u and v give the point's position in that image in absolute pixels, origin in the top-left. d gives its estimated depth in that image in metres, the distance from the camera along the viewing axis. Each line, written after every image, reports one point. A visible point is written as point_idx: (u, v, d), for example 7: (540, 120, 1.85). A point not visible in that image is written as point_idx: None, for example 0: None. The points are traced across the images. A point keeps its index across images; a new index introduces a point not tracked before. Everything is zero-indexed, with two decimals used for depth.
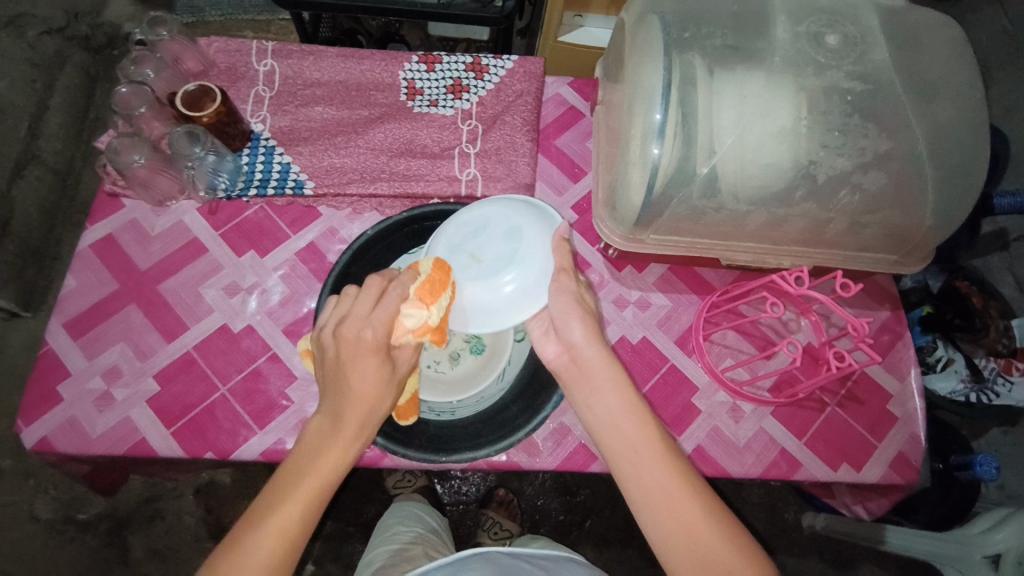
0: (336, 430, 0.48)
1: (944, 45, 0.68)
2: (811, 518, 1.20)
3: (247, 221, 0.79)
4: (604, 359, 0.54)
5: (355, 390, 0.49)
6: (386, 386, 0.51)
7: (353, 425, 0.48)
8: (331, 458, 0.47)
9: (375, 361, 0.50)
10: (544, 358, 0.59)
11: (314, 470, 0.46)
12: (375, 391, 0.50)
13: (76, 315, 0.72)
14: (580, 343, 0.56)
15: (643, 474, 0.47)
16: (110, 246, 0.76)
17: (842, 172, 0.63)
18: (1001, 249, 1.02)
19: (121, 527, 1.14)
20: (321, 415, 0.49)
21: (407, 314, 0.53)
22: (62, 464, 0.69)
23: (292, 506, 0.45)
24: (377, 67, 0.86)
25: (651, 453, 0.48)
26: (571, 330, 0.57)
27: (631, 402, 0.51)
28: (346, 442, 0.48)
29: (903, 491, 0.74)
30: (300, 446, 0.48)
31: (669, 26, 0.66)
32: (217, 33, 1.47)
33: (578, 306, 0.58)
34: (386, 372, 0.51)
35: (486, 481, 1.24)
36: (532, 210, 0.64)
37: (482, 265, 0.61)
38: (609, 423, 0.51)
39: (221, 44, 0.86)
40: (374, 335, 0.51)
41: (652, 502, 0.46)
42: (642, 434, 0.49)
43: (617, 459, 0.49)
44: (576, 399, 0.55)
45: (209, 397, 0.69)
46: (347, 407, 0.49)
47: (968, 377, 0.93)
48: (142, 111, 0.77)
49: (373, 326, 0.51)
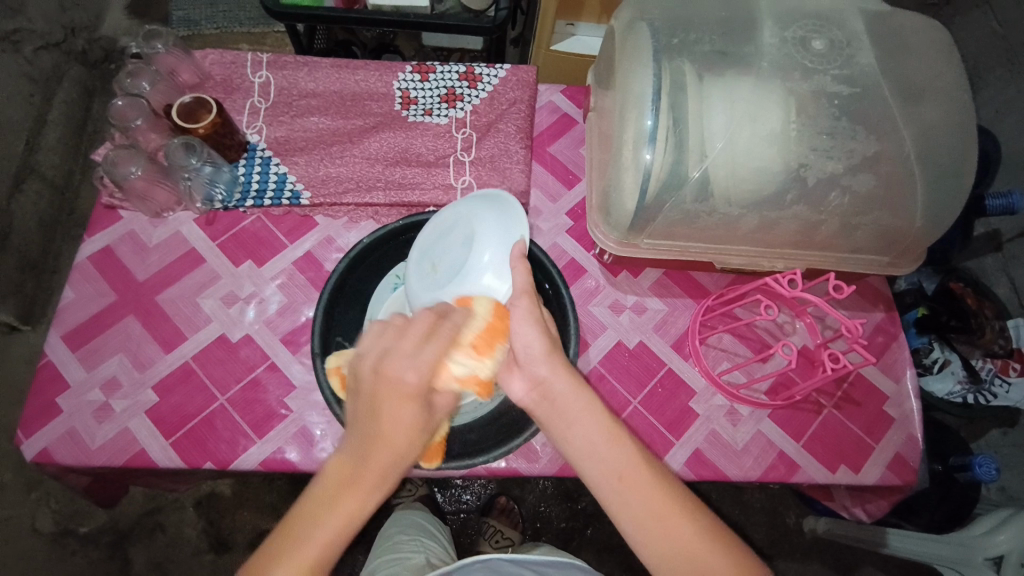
0: (357, 479, 0.45)
1: (929, 48, 0.69)
2: (812, 522, 1.20)
3: (244, 231, 0.79)
4: (576, 389, 0.52)
5: (388, 439, 0.46)
6: (418, 436, 0.47)
7: (379, 471, 0.45)
8: (350, 506, 0.45)
9: (413, 409, 0.47)
10: (511, 396, 0.54)
11: (331, 518, 0.44)
12: (407, 444, 0.46)
13: (74, 328, 0.72)
14: (550, 376, 0.53)
15: (634, 500, 0.47)
16: (108, 257, 0.76)
17: (833, 174, 0.64)
18: (996, 250, 1.02)
19: (121, 540, 1.13)
20: (348, 457, 0.46)
21: (459, 362, 0.51)
22: (61, 477, 0.69)
23: (301, 558, 0.43)
24: (372, 77, 0.87)
25: (639, 478, 0.48)
26: (537, 363, 0.54)
27: (609, 426, 0.50)
28: (369, 489, 0.45)
29: (903, 493, 0.74)
30: (318, 489, 0.46)
31: (657, 33, 0.66)
32: (212, 46, 1.48)
33: (544, 333, 0.55)
34: (419, 420, 0.47)
35: (486, 488, 1.24)
36: (492, 210, 0.67)
37: (440, 270, 0.66)
38: (591, 454, 0.49)
39: (216, 57, 0.87)
40: (415, 380, 0.47)
41: (645, 528, 0.46)
42: (626, 458, 0.48)
43: (605, 490, 0.48)
44: (551, 435, 0.52)
45: (207, 407, 0.69)
46: (375, 453, 0.45)
47: (964, 378, 0.93)
48: (138, 124, 0.78)
49: (417, 370, 0.48)
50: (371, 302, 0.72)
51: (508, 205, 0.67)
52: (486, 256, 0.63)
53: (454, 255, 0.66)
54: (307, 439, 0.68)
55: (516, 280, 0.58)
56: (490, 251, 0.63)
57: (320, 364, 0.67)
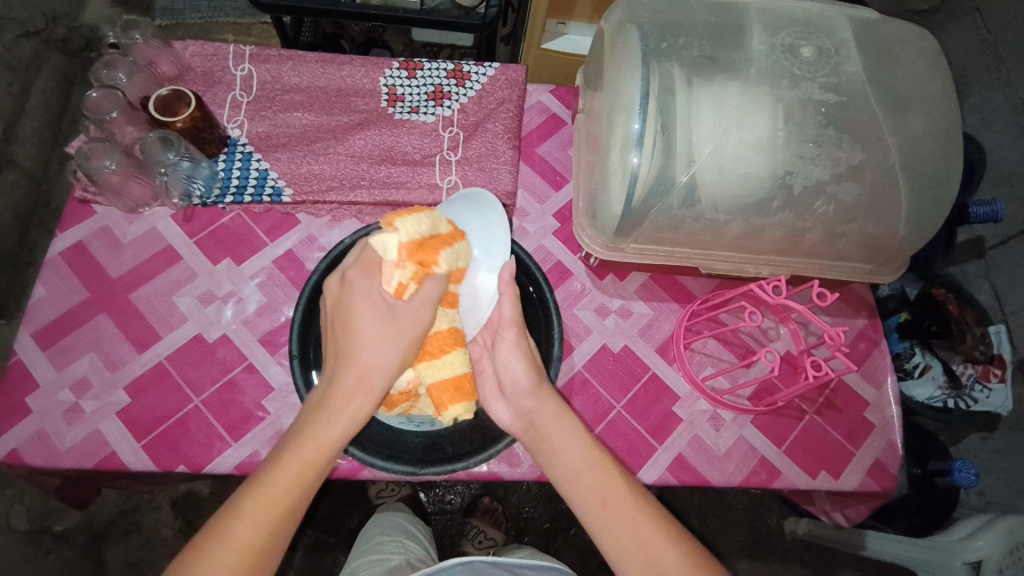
0: (324, 405, 0.49)
1: (916, 58, 0.69)
2: (793, 522, 1.23)
3: (223, 228, 0.77)
4: (562, 418, 0.54)
5: (350, 349, 0.50)
6: (378, 336, 0.50)
7: (347, 386, 0.49)
8: (317, 436, 0.47)
9: (364, 306, 0.51)
10: (500, 424, 0.58)
11: (296, 452, 0.47)
12: (363, 349, 0.50)
13: (44, 326, 0.70)
14: (535, 405, 0.55)
15: (617, 523, 0.48)
16: (80, 254, 0.74)
17: (819, 182, 0.64)
18: (977, 258, 1.03)
19: (96, 540, 1.11)
20: (321, 388, 0.50)
21: (384, 246, 0.54)
22: (30, 478, 0.67)
23: (274, 491, 0.46)
24: (358, 73, 0.85)
25: (622, 503, 0.49)
26: (520, 397, 0.56)
27: (594, 454, 0.52)
28: (336, 409, 0.48)
29: (881, 498, 0.75)
30: (295, 426, 0.50)
31: (647, 37, 0.66)
32: (196, 36, 1.46)
33: (530, 364, 0.57)
34: (371, 315, 0.51)
35: (470, 489, 1.22)
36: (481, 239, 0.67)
37: None
38: (575, 482, 0.51)
39: (197, 48, 0.84)
40: (353, 272, 0.53)
41: (627, 552, 0.48)
42: (609, 485, 0.50)
43: (590, 515, 0.49)
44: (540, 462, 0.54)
45: (182, 409, 0.67)
46: (339, 369, 0.50)
47: (945, 384, 0.94)
48: (114, 115, 0.75)
49: (358, 270, 0.53)
50: None
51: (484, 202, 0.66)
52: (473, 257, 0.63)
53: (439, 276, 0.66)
54: None
55: (505, 311, 0.59)
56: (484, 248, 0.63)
57: (296, 367, 0.66)
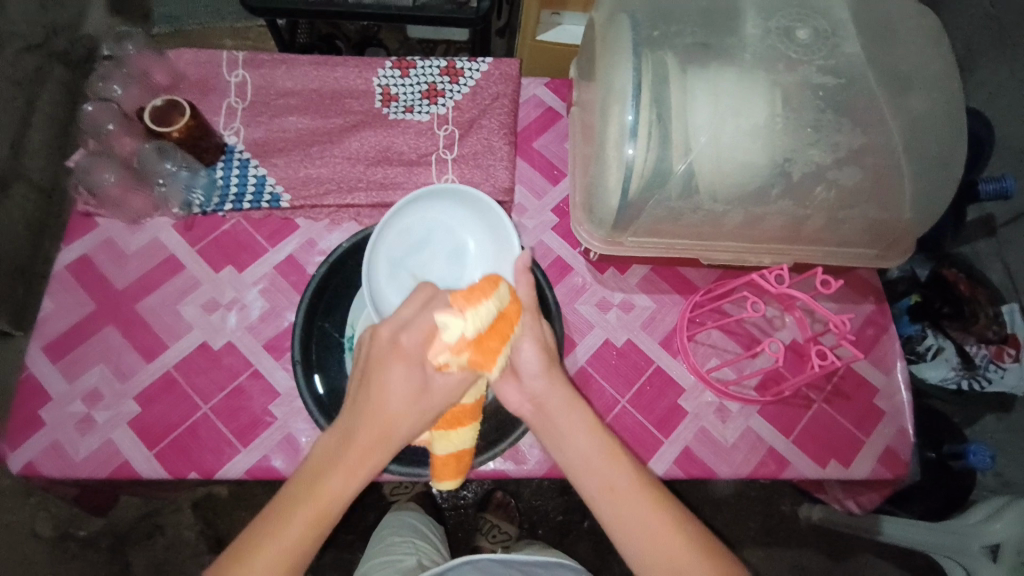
0: (340, 458, 0.48)
1: (916, 35, 0.67)
2: (807, 508, 1.22)
3: (224, 235, 0.78)
4: (573, 405, 0.54)
5: (370, 405, 0.49)
6: (411, 403, 0.49)
7: (368, 445, 0.48)
8: (334, 488, 0.47)
9: (404, 372, 0.50)
10: (506, 404, 0.56)
11: (312, 501, 0.47)
12: (393, 412, 0.49)
13: (55, 338, 0.71)
14: (543, 391, 0.55)
15: (627, 512, 0.48)
16: (86, 267, 0.75)
17: (820, 167, 0.62)
18: (989, 235, 1.00)
19: (120, 544, 1.14)
20: (333, 434, 0.50)
21: (444, 325, 0.51)
22: (47, 488, 0.69)
23: (291, 532, 0.46)
24: (351, 74, 0.85)
25: (631, 491, 0.49)
26: (534, 378, 0.55)
27: (605, 441, 0.51)
28: (355, 466, 0.48)
29: (893, 485, 0.74)
30: (306, 468, 0.49)
31: (639, 25, 0.65)
32: (195, 42, 1.47)
33: (543, 350, 0.57)
34: (404, 384, 0.50)
35: (483, 485, 1.22)
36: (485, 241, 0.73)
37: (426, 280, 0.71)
38: (586, 469, 0.50)
39: (191, 56, 0.85)
40: (404, 338, 0.51)
41: (639, 542, 0.47)
42: (621, 473, 0.50)
43: (600, 504, 0.49)
44: (548, 447, 0.54)
45: (191, 416, 0.68)
46: (362, 425, 0.49)
47: (959, 365, 0.92)
48: (111, 127, 0.77)
49: (410, 336, 0.51)
50: (352, 306, 0.71)
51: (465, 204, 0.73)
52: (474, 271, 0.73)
53: (441, 270, 0.72)
54: (293, 447, 0.68)
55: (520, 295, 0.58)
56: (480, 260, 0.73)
57: (300, 372, 0.67)
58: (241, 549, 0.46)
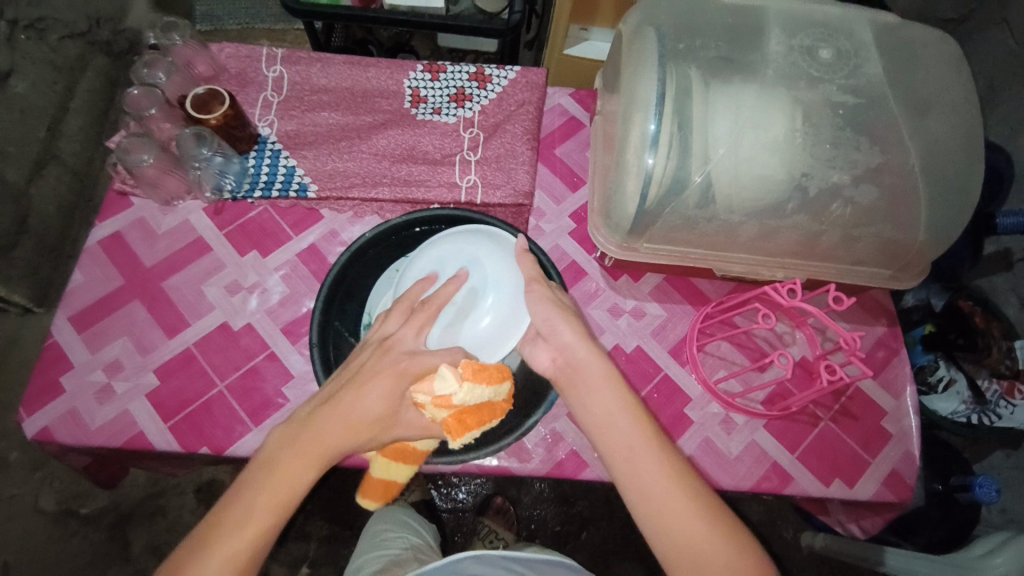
0: (301, 449, 0.49)
1: (938, 61, 0.68)
2: (809, 537, 1.20)
3: (250, 221, 0.81)
4: (597, 360, 0.56)
5: (338, 411, 0.50)
6: (380, 417, 0.52)
7: (324, 445, 0.49)
8: (291, 479, 0.48)
9: (386, 389, 0.52)
10: (538, 367, 0.60)
11: (271, 490, 0.47)
12: (365, 416, 0.51)
13: (81, 310, 0.74)
14: (571, 344, 0.57)
15: (644, 468, 0.49)
16: (117, 243, 0.78)
17: (836, 184, 0.63)
18: (1005, 269, 1.01)
19: (122, 523, 1.16)
20: (291, 426, 0.51)
21: (443, 380, 0.53)
22: (62, 455, 0.71)
23: (247, 530, 0.45)
24: (383, 75, 0.88)
25: (646, 447, 0.50)
26: (558, 332, 0.58)
27: (625, 399, 0.53)
28: (311, 460, 0.48)
29: (897, 509, 0.74)
30: (260, 461, 0.49)
31: (664, 38, 0.67)
32: (234, 40, 1.53)
33: (560, 309, 0.60)
34: (386, 405, 0.52)
35: (484, 487, 1.24)
36: (495, 245, 0.66)
37: (457, 304, 0.63)
38: (606, 422, 0.52)
39: (232, 50, 0.88)
40: (407, 366, 0.53)
41: (647, 495, 0.48)
42: (637, 431, 0.51)
43: (615, 457, 0.50)
44: (572, 402, 0.56)
45: (206, 393, 0.70)
46: (326, 421, 0.50)
47: (970, 399, 0.92)
48: (152, 112, 0.80)
49: (412, 359, 0.54)
50: (370, 297, 0.74)
51: (486, 232, 0.68)
52: (495, 277, 0.64)
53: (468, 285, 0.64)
54: None
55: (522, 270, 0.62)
56: (500, 270, 0.64)
57: (316, 355, 0.68)
58: (200, 543, 0.45)
